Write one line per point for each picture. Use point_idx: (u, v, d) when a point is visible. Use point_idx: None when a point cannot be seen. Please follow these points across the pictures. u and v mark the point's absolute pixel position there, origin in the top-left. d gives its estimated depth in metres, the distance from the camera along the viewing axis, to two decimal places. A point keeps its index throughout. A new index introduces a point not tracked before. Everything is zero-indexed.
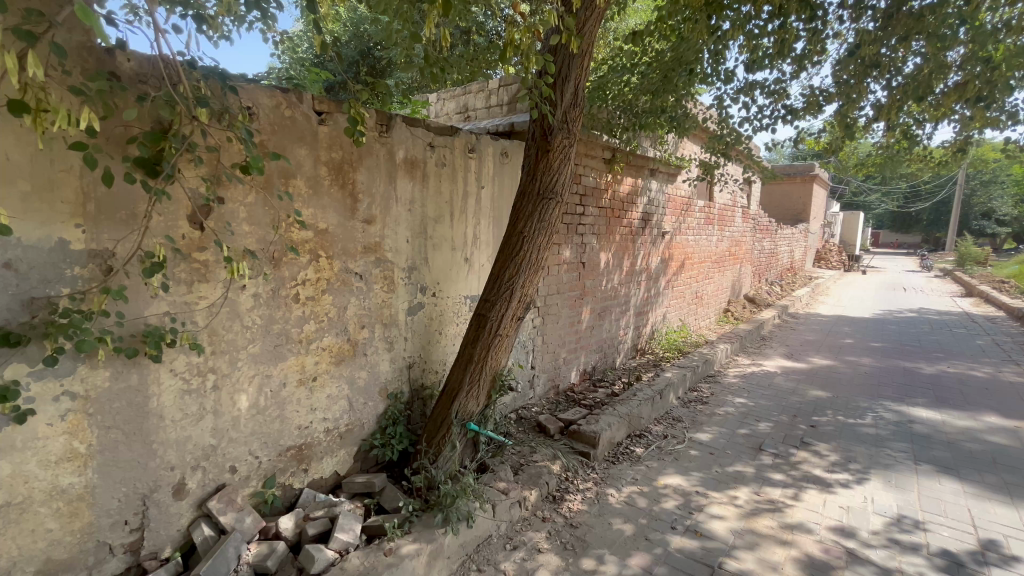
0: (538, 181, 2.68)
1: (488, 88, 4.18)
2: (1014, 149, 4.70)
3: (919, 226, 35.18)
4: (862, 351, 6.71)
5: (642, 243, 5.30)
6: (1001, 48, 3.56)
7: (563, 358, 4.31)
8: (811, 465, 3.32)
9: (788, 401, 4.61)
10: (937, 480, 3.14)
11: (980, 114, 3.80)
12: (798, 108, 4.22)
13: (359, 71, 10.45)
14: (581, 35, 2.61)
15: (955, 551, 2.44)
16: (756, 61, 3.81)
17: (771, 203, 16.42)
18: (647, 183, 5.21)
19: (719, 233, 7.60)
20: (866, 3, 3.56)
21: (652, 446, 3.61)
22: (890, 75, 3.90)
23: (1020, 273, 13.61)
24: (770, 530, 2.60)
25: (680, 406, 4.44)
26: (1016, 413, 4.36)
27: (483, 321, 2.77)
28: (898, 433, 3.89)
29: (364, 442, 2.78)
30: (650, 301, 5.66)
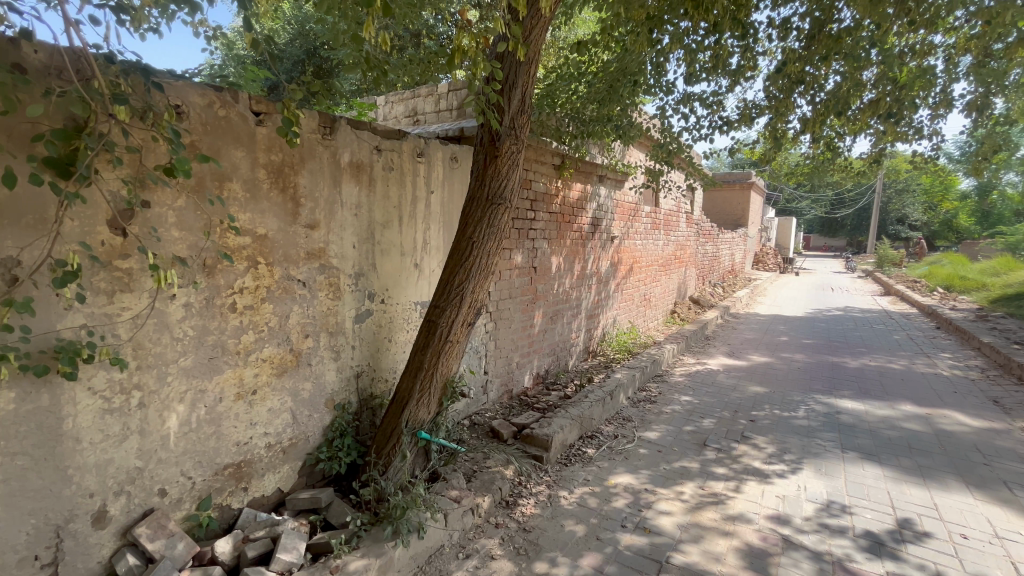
0: (486, 186, 2.69)
1: (437, 92, 4.15)
2: (921, 161, 5.18)
3: (844, 231, 38.07)
4: (796, 348, 7.16)
5: (592, 247, 5.42)
6: (906, 70, 3.93)
7: (516, 362, 4.33)
8: (750, 457, 3.51)
9: (730, 398, 4.85)
10: (861, 466, 3.39)
11: (892, 129, 4.16)
12: (733, 120, 4.46)
13: (305, 70, 10.12)
14: (527, 43, 2.64)
15: (876, 531, 2.64)
16: (694, 74, 3.99)
17: (713, 209, 17.27)
18: (595, 189, 5.35)
19: (665, 238, 7.91)
20: (792, 24, 3.83)
21: (603, 447, 3.68)
22: (814, 92, 4.21)
23: (929, 273, 14.99)
24: (714, 522, 2.71)
25: (630, 406, 4.57)
26: (926, 401, 4.79)
27: (433, 328, 2.74)
28: (827, 424, 4.18)
29: (309, 456, 2.67)
30: (600, 304, 5.79)
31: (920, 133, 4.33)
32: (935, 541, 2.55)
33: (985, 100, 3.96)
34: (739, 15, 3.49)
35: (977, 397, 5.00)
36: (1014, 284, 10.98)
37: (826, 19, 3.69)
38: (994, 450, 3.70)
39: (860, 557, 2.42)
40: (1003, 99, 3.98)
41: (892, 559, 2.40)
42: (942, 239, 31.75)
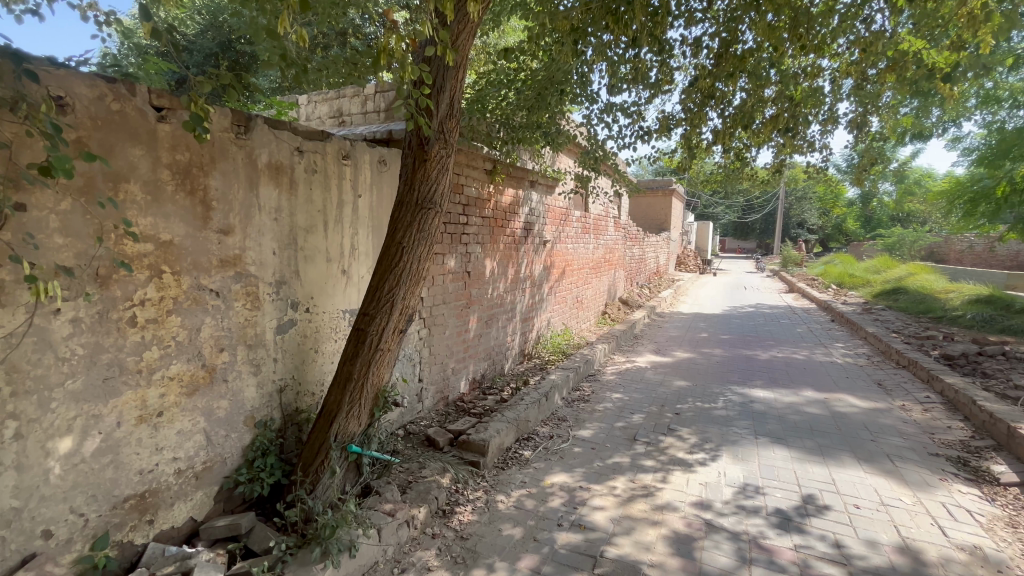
0: (416, 191, 2.64)
1: (363, 93, 4.03)
2: (814, 171, 5.77)
3: (754, 234, 41.50)
4: (714, 343, 7.69)
5: (525, 251, 5.50)
6: (799, 89, 4.37)
7: (451, 368, 4.28)
8: (676, 449, 3.71)
9: (657, 393, 5.10)
10: (772, 449, 3.70)
11: (790, 142, 4.61)
12: (653, 130, 4.72)
13: (220, 64, 9.44)
14: (455, 47, 2.63)
15: (785, 508, 2.89)
16: (617, 85, 4.18)
17: (638, 213, 18.16)
18: (527, 194, 5.44)
19: (595, 241, 8.19)
20: (702, 43, 4.12)
21: (539, 448, 3.73)
22: (723, 106, 4.56)
23: (825, 272, 16.71)
24: (644, 513, 2.84)
25: (565, 406, 4.67)
26: (824, 387, 5.33)
27: (363, 336, 2.64)
28: (742, 412, 4.53)
29: (227, 479, 2.46)
30: (534, 307, 5.87)
31: (813, 146, 4.83)
32: (834, 513, 2.83)
33: (864, 118, 4.50)
34: (656, 31, 3.71)
35: (864, 380, 5.64)
36: (891, 281, 12.51)
37: (732, 40, 4.01)
38: (879, 427, 4.18)
39: (772, 533, 2.63)
40: (878, 118, 4.54)
41: (798, 532, 2.64)
42: (835, 240, 35.55)
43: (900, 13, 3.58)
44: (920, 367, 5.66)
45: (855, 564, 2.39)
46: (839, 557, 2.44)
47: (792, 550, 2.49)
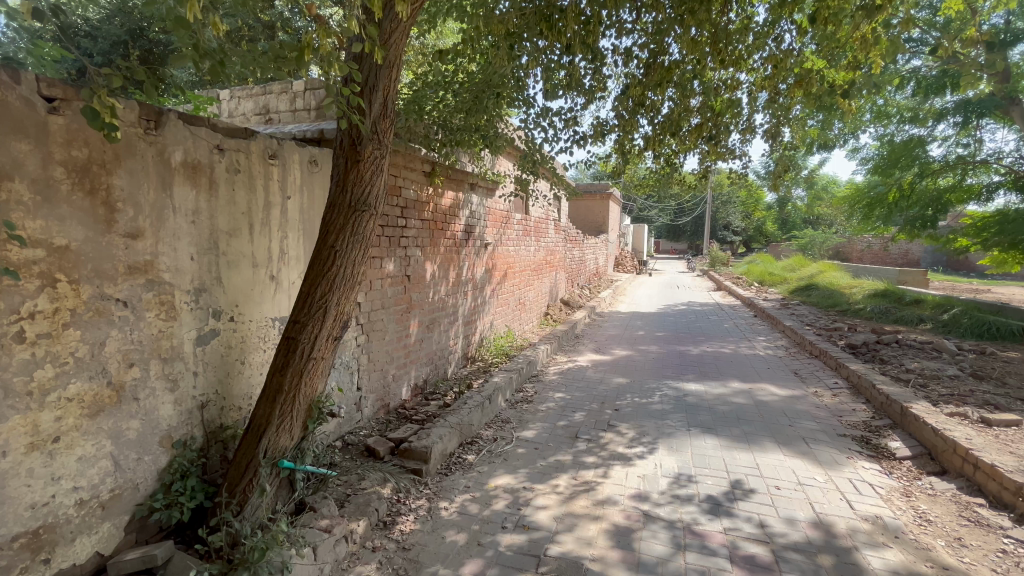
0: (349, 193, 2.54)
1: (292, 90, 3.85)
2: (736, 177, 6.18)
3: (685, 236, 43.89)
4: (650, 341, 8.03)
5: (466, 254, 5.48)
6: (720, 100, 4.67)
7: (392, 375, 4.17)
8: (615, 444, 3.83)
9: (597, 391, 5.24)
10: (702, 439, 3.91)
11: (714, 149, 4.90)
12: (589, 135, 4.86)
13: (130, 54, 8.67)
14: (387, 46, 2.57)
15: (715, 494, 3.06)
16: (552, 91, 4.27)
17: (577, 216, 18.64)
18: (467, 197, 5.42)
19: (536, 243, 8.31)
20: (632, 53, 4.30)
21: (483, 451, 3.72)
22: (653, 114, 4.79)
23: (749, 270, 17.96)
24: (586, 509, 2.90)
25: (508, 408, 4.69)
26: (749, 378, 5.71)
27: (294, 345, 2.51)
28: (676, 405, 4.76)
29: (140, 507, 2.24)
30: (477, 309, 5.85)
31: (734, 153, 5.17)
32: (758, 495, 3.04)
33: (777, 129, 4.88)
34: (588, 40, 3.83)
35: (783, 370, 6.12)
36: (804, 279, 13.67)
37: (659, 51, 4.22)
38: (796, 413, 4.55)
39: (704, 519, 2.78)
40: (789, 129, 4.94)
41: (727, 516, 2.81)
42: (757, 242, 38.31)
43: (806, 34, 3.93)
44: (829, 356, 6.22)
45: (777, 541, 2.57)
46: (763, 536, 2.62)
47: (721, 534, 2.64)
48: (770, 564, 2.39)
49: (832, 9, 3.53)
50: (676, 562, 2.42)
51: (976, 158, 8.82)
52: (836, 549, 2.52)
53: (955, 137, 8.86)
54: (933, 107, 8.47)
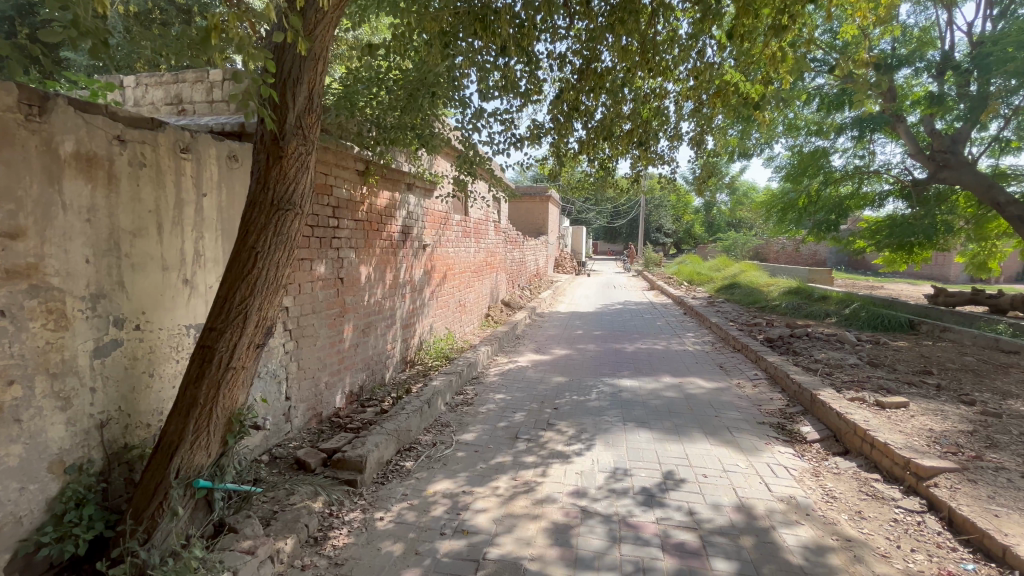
0: (271, 191, 2.39)
1: (208, 79, 3.56)
2: (665, 181, 6.48)
3: (622, 238, 45.63)
4: (588, 339, 8.25)
5: (404, 256, 5.35)
6: (649, 108, 4.88)
7: (325, 382, 3.97)
8: (554, 442, 3.88)
9: (536, 390, 5.29)
10: (636, 433, 4.06)
11: (644, 154, 5.12)
12: (525, 138, 4.91)
13: (16, 31, 7.74)
14: (310, 37, 2.44)
15: (648, 486, 3.18)
16: (488, 92, 4.26)
17: (517, 218, 18.82)
18: (404, 197, 5.30)
19: (476, 245, 8.29)
20: (566, 58, 4.39)
21: (422, 457, 3.64)
22: (587, 119, 4.92)
23: (680, 270, 18.96)
24: (525, 509, 2.91)
25: (448, 411, 4.62)
26: (679, 373, 6.02)
27: (210, 354, 2.32)
28: (612, 401, 4.91)
29: (23, 543, 1.98)
30: (415, 312, 5.72)
31: (663, 159, 5.42)
32: (687, 484, 3.19)
33: (701, 137, 5.18)
34: (523, 42, 3.88)
35: (709, 364, 6.50)
36: (727, 278, 14.62)
37: (592, 58, 4.35)
38: (721, 404, 4.84)
39: (638, 511, 2.88)
40: (711, 137, 5.26)
41: (659, 506, 2.92)
42: (687, 243, 40.61)
43: (724, 49, 4.19)
44: (750, 350, 6.68)
45: (704, 527, 2.71)
46: (692, 523, 2.75)
47: (654, 524, 2.74)
48: (698, 549, 2.52)
49: (746, 27, 3.80)
50: (612, 555, 2.48)
51: (870, 168, 9.86)
52: (756, 530, 2.69)
53: (853, 149, 9.84)
54: (835, 122, 9.36)
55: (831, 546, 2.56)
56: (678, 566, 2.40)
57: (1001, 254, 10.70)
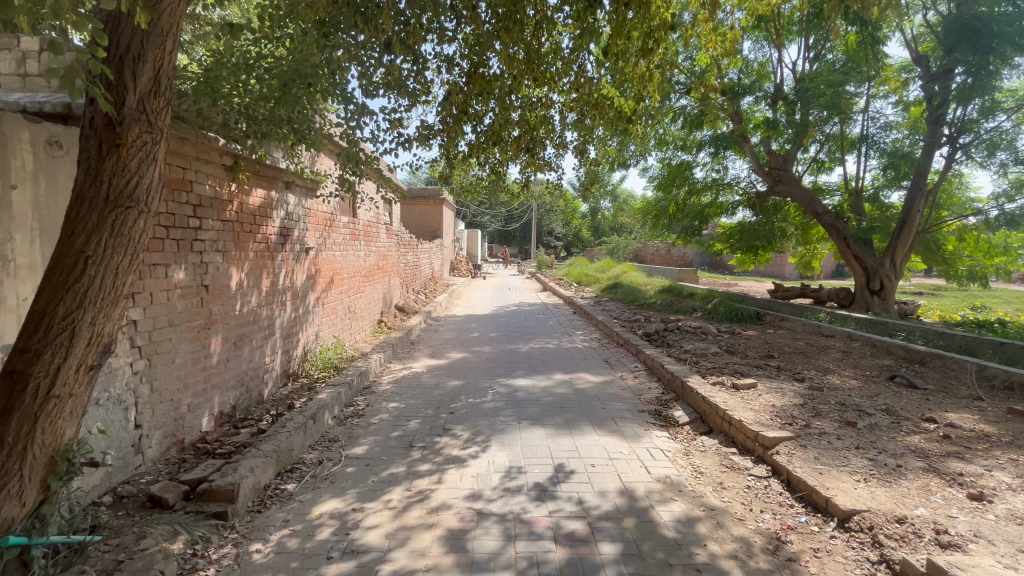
0: (105, 184, 2.03)
1: (18, 48, 2.94)
2: (553, 187, 6.78)
3: (517, 241, 47.06)
4: (483, 342, 8.33)
5: (283, 260, 4.92)
6: (535, 116, 5.07)
7: (187, 405, 3.49)
8: (450, 447, 3.84)
9: (432, 396, 5.19)
10: (530, 431, 4.17)
11: (533, 161, 5.30)
12: (413, 139, 4.80)
13: None
14: (156, 8, 2.10)
15: (541, 481, 3.28)
16: (372, 90, 4.09)
17: (410, 219, 18.43)
18: (281, 196, 4.88)
19: (366, 248, 7.91)
20: (453, 61, 4.38)
21: (307, 477, 3.37)
22: (476, 124, 4.96)
23: (571, 272, 20.02)
24: (419, 519, 2.83)
25: (336, 425, 4.34)
26: (570, 369, 6.33)
27: (23, 382, 1.93)
28: (507, 401, 5.00)
29: None
30: (298, 321, 5.28)
31: (551, 166, 5.66)
32: (577, 475, 3.36)
33: (584, 147, 5.50)
34: (408, 42, 3.80)
35: (597, 360, 6.93)
36: (612, 278, 15.77)
37: (479, 64, 4.40)
38: (607, 396, 5.18)
39: (531, 506, 2.95)
40: (593, 147, 5.61)
41: (551, 499, 3.03)
42: (576, 246, 43.11)
43: (602, 65, 4.50)
44: (631, 344, 7.26)
45: (592, 514, 2.87)
46: (581, 511, 2.90)
47: (546, 517, 2.83)
48: (587, 536, 2.65)
49: (619, 47, 4.12)
50: (507, 554, 2.51)
51: (724, 181, 11.30)
52: (637, 511, 2.91)
53: (710, 164, 11.22)
54: (695, 139, 10.59)
55: (698, 516, 2.86)
56: (569, 555, 2.50)
57: (821, 255, 12.89)
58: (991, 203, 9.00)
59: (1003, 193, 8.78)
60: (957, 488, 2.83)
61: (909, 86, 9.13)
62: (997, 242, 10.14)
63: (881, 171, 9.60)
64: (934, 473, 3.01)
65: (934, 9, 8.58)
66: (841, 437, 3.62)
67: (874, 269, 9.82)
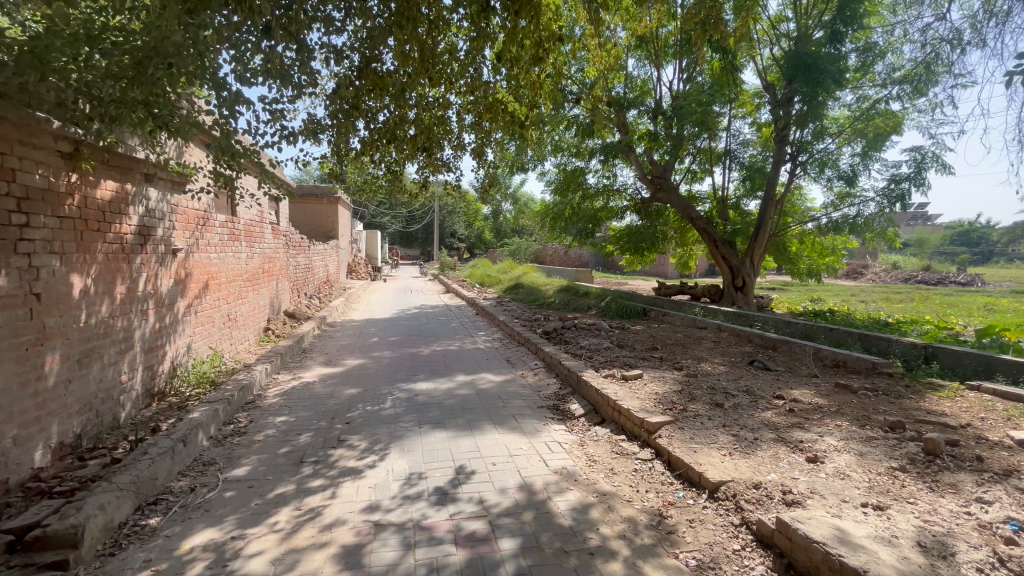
0: None
1: None
2: (452, 188, 6.75)
3: (419, 242, 46.32)
4: (383, 346, 8.04)
5: (143, 262, 4.31)
6: (432, 116, 5.01)
7: (13, 438, 2.90)
8: (345, 459, 3.65)
9: (326, 407, 4.89)
10: (432, 435, 4.11)
11: (430, 161, 5.25)
12: (298, 132, 4.48)
13: None
14: None
15: (442, 484, 3.25)
16: (248, 77, 3.75)
17: (300, 220, 17.21)
18: (140, 190, 4.28)
19: (248, 249, 7.21)
20: (343, 54, 4.18)
21: (174, 508, 2.98)
22: (371, 120, 4.78)
23: (473, 274, 20.14)
24: (309, 539, 2.64)
25: (213, 446, 3.90)
26: (472, 370, 6.34)
27: None
28: (407, 407, 4.88)
29: None
30: (164, 331, 4.65)
31: (448, 167, 5.65)
32: (477, 475, 3.38)
33: (481, 149, 5.57)
34: (291, 28, 3.55)
35: (499, 359, 7.03)
36: (513, 279, 16.11)
37: (371, 59, 4.25)
38: (507, 395, 5.28)
39: (431, 512, 2.91)
40: (490, 150, 5.69)
41: (451, 502, 3.01)
42: (479, 248, 43.48)
43: (497, 70, 4.58)
44: (531, 343, 7.48)
45: (493, 512, 2.91)
46: (481, 511, 2.92)
47: (447, 521, 2.81)
48: (487, 535, 2.67)
49: (511, 54, 4.23)
50: (405, 563, 2.44)
51: (613, 187, 12.13)
52: (535, 504, 3.00)
53: (601, 171, 12.00)
54: (587, 147, 11.24)
55: (591, 502, 3.03)
56: (469, 555, 2.50)
57: (696, 256, 14.37)
58: (822, 212, 10.73)
59: (830, 204, 10.52)
60: (799, 453, 3.32)
61: (760, 109, 10.55)
62: (827, 244, 12.10)
63: (740, 182, 10.99)
64: (782, 442, 3.51)
65: (778, 45, 10.04)
66: (711, 417, 4.07)
67: (737, 268, 11.20)
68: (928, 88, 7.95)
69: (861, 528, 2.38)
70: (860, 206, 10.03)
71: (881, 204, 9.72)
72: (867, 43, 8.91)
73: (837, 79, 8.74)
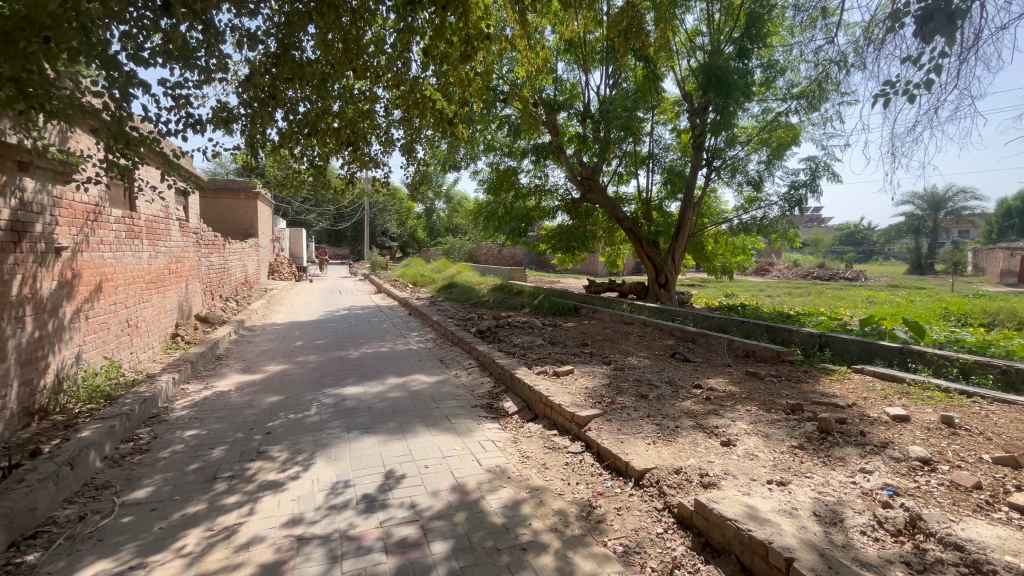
0: None
1: None
2: (381, 184, 6.53)
3: (349, 241, 44.54)
4: (308, 350, 7.62)
5: (17, 263, 3.77)
6: (357, 109, 4.82)
7: None
8: (265, 472, 3.42)
9: (243, 417, 4.55)
10: (361, 441, 3.96)
11: (357, 156, 5.05)
12: (207, 121, 4.12)
13: None
14: None
15: (370, 491, 3.13)
16: (144, 57, 3.39)
17: (213, 217, 15.90)
18: (12, 180, 3.73)
19: (150, 248, 6.53)
20: (257, 39, 3.90)
21: (59, 541, 2.63)
22: (290, 112, 4.50)
23: (406, 274, 19.68)
24: (222, 561, 2.44)
25: (107, 468, 3.49)
26: (404, 372, 6.19)
27: None
28: (334, 413, 4.66)
29: None
30: (46, 341, 4.09)
31: (376, 163, 5.46)
32: (408, 479, 3.30)
33: (411, 146, 5.44)
34: (195, 8, 3.25)
35: (432, 360, 6.91)
36: (447, 279, 15.93)
37: (288, 45, 4.00)
38: (440, 396, 5.20)
39: (359, 521, 2.79)
40: (420, 147, 5.57)
41: (381, 509, 2.91)
42: (412, 247, 42.61)
43: (426, 65, 4.49)
44: (464, 342, 7.42)
45: (425, 515, 2.85)
46: (413, 515, 2.85)
47: (376, 529, 2.71)
48: (418, 540, 2.62)
49: (440, 49, 4.16)
50: None
51: (544, 187, 12.36)
52: (468, 504, 2.99)
53: (533, 171, 12.18)
54: (519, 147, 11.38)
55: (523, 498, 3.07)
56: (399, 562, 2.44)
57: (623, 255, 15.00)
58: (734, 215, 11.61)
59: (741, 207, 11.41)
60: (714, 439, 3.56)
61: (679, 116, 11.21)
62: (738, 244, 13.11)
63: (662, 185, 11.61)
64: (700, 429, 3.75)
65: (693, 57, 10.72)
66: (636, 409, 4.26)
67: (661, 266, 11.84)
68: (820, 104, 8.85)
69: (767, 503, 2.60)
70: (765, 209, 10.97)
71: (783, 208, 10.70)
72: (769, 61, 9.76)
73: (745, 92, 9.48)
